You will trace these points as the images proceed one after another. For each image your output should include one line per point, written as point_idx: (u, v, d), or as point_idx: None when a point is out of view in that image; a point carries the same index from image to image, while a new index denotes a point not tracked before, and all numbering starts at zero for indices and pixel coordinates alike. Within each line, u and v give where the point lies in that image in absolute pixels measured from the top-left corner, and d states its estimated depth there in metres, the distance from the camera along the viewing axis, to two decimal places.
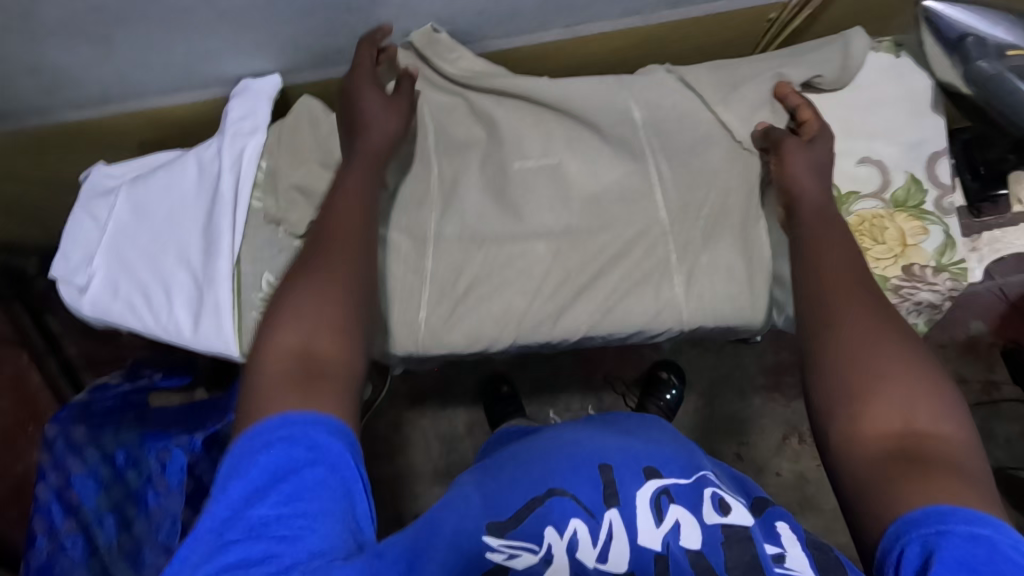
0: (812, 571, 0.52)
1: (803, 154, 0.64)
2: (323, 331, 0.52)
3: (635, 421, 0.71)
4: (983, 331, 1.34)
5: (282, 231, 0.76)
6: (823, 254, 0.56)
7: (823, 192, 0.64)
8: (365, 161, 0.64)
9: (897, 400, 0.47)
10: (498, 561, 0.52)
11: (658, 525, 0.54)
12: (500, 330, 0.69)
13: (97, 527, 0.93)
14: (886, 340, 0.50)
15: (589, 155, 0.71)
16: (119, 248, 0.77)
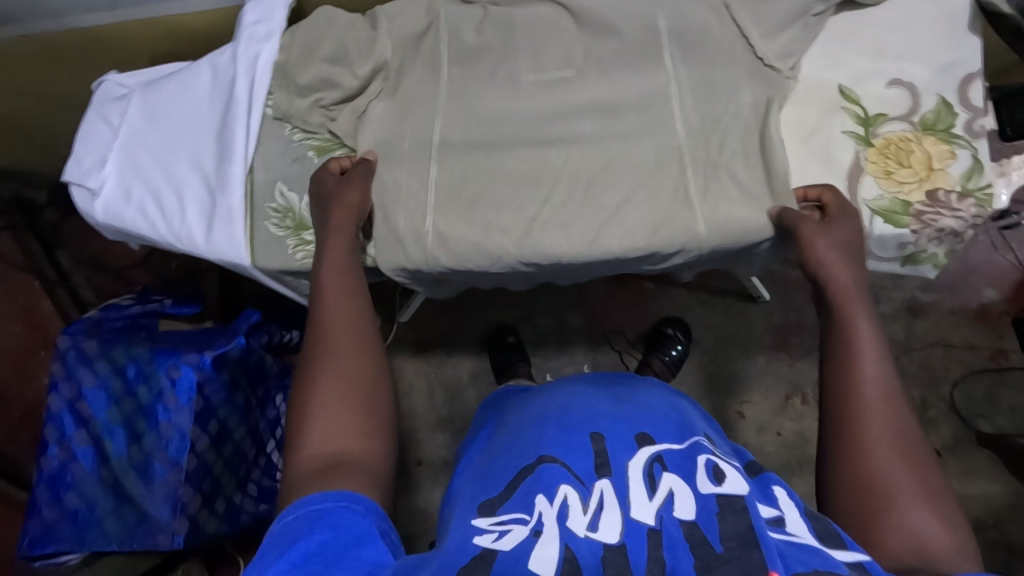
0: (815, 538, 0.45)
1: (822, 238, 0.60)
2: (336, 420, 0.50)
3: (632, 383, 0.68)
4: (995, 300, 1.33)
5: (290, 129, 0.75)
6: (843, 300, 0.55)
7: (857, 275, 0.58)
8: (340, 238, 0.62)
9: (896, 456, 0.48)
10: (486, 543, 0.48)
11: (652, 498, 0.49)
12: (508, 242, 0.67)
13: (108, 438, 0.95)
14: (895, 441, 0.48)
15: (610, 71, 0.70)
16: (134, 154, 0.77)
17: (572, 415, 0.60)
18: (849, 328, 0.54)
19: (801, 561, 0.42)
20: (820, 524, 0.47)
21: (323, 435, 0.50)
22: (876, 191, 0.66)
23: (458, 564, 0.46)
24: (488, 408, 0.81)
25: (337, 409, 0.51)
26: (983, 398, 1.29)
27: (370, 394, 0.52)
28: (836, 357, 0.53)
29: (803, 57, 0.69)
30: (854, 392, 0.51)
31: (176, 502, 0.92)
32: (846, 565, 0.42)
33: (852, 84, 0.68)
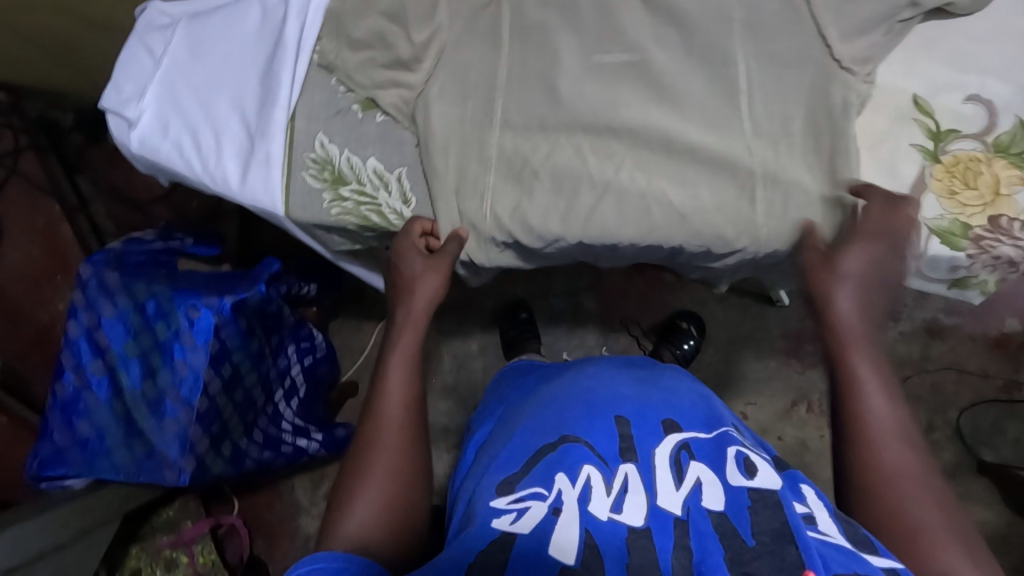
0: (845, 537, 0.46)
1: (848, 265, 0.59)
2: (372, 515, 0.52)
3: (656, 368, 0.69)
4: (1017, 330, 1.30)
5: (336, 80, 0.73)
6: (845, 344, 0.57)
7: (869, 313, 0.59)
8: (409, 333, 0.65)
9: (916, 489, 0.52)
10: (505, 527, 0.46)
11: (678, 489, 0.50)
12: (567, 228, 0.68)
13: (123, 371, 0.95)
14: (916, 474, 0.53)
15: (678, 52, 0.67)
16: (172, 87, 0.74)
17: (596, 398, 0.61)
18: (853, 370, 0.56)
19: (833, 557, 0.43)
20: (849, 527, 0.47)
21: (362, 517, 0.52)
22: (938, 210, 0.64)
23: (478, 547, 0.45)
24: (505, 382, 0.83)
25: (377, 507, 0.53)
26: (988, 426, 1.28)
27: (404, 502, 0.54)
28: (850, 398, 0.56)
29: (881, 62, 0.66)
30: (869, 430, 0.54)
31: (185, 440, 0.93)
32: (882, 570, 0.43)
33: (928, 95, 0.65)
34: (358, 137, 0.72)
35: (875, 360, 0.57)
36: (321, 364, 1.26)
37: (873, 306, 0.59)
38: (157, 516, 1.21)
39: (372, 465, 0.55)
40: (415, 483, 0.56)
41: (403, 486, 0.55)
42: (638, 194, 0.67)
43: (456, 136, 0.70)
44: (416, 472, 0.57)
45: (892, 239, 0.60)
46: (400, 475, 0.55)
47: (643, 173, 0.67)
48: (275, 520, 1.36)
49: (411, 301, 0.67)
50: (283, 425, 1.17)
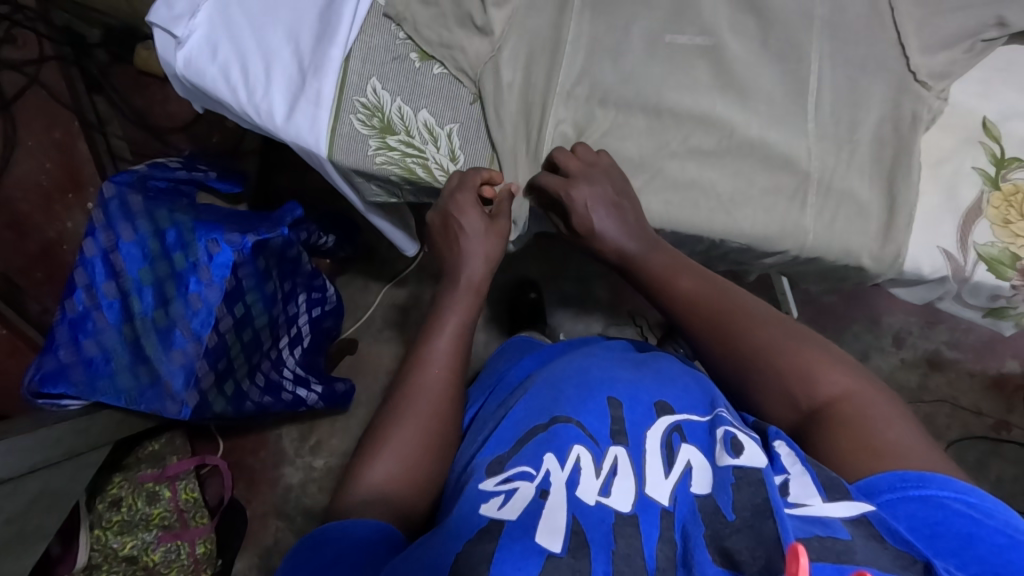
0: (817, 491, 0.42)
1: (582, 186, 0.62)
2: (402, 468, 0.52)
3: (654, 355, 0.66)
4: (1015, 371, 1.31)
5: (397, 28, 0.71)
6: (678, 276, 0.61)
7: (604, 217, 0.63)
8: (464, 298, 0.64)
9: (835, 375, 0.51)
10: (491, 513, 0.45)
11: (666, 476, 0.47)
12: None
13: (135, 297, 0.93)
14: (821, 359, 0.52)
15: (752, 42, 0.65)
16: (228, 10, 0.72)
17: (590, 378, 0.58)
18: (695, 295, 0.60)
19: (803, 530, 0.39)
20: (824, 474, 0.44)
21: (388, 470, 0.52)
22: (989, 237, 0.63)
23: (464, 536, 0.44)
24: (501, 359, 0.81)
25: (410, 460, 0.53)
26: (972, 462, 1.29)
27: (433, 457, 0.54)
28: (711, 320, 0.58)
29: (956, 80, 0.65)
30: (731, 350, 0.56)
31: (190, 373, 0.92)
32: (845, 525, 0.39)
33: (998, 119, 0.64)
34: (412, 86, 0.70)
35: (683, 281, 0.61)
36: (326, 318, 1.24)
37: (636, 226, 0.64)
38: (142, 448, 1.19)
39: (407, 418, 0.55)
40: (447, 443, 0.56)
41: (434, 441, 0.55)
42: (695, 183, 0.66)
43: (517, 104, 0.68)
44: (447, 437, 0.56)
45: (603, 177, 0.63)
46: (432, 435, 0.55)
47: (702, 168, 0.66)
48: (257, 465, 1.35)
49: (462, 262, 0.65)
50: (285, 371, 1.16)
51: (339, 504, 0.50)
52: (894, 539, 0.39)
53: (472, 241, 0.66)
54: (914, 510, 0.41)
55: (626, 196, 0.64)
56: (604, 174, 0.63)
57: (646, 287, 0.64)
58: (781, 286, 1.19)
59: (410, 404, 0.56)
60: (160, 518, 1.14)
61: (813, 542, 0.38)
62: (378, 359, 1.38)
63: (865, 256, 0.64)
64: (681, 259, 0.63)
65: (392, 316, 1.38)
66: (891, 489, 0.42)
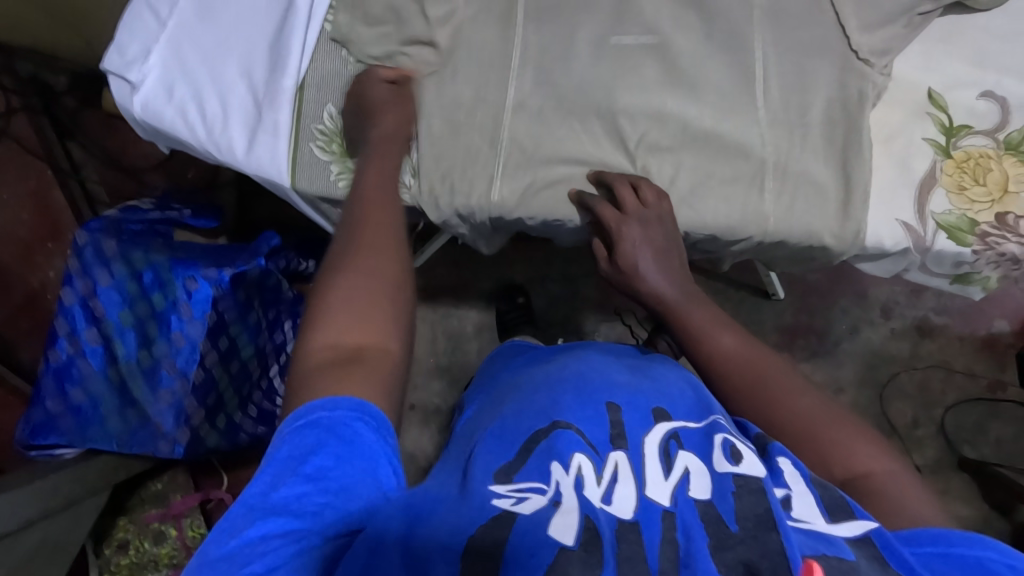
0: (822, 515, 0.43)
1: (634, 226, 0.63)
2: (357, 321, 0.48)
3: (649, 359, 0.67)
4: (1004, 331, 1.32)
5: (347, 53, 0.72)
6: (718, 332, 0.60)
7: (651, 267, 0.63)
8: (378, 162, 0.61)
9: (864, 452, 0.51)
10: (504, 507, 0.43)
11: (666, 477, 0.47)
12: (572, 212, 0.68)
13: (118, 341, 0.93)
14: (852, 435, 0.52)
15: (697, 39, 0.66)
16: (180, 50, 0.72)
17: (588, 383, 0.58)
18: (735, 351, 0.59)
19: (806, 543, 0.40)
20: (826, 494, 0.45)
21: (340, 319, 0.48)
22: (946, 205, 0.64)
23: (478, 522, 0.41)
24: (498, 360, 0.82)
25: (365, 302, 0.49)
26: (969, 423, 1.30)
27: (390, 298, 0.51)
28: (746, 377, 0.57)
29: (898, 55, 0.66)
30: (772, 411, 0.54)
31: (181, 412, 0.94)
32: (848, 545, 0.40)
33: (943, 90, 0.65)
34: None
35: (724, 336, 0.60)
36: None
37: (675, 276, 0.63)
38: (145, 488, 1.18)
39: (350, 259, 0.51)
40: (404, 267, 0.53)
41: (386, 277, 0.51)
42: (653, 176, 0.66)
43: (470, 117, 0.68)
44: (400, 275, 0.52)
45: (658, 219, 0.63)
46: (384, 267, 0.52)
47: (661, 163, 0.66)
48: None
49: (382, 123, 0.64)
50: (277, 401, 1.12)
51: (293, 384, 0.46)
52: (899, 566, 0.40)
53: (385, 103, 0.65)
54: (953, 568, 0.41)
55: (668, 248, 0.64)
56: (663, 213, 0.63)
57: (682, 339, 0.62)
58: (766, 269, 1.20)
59: (353, 245, 0.52)
60: (169, 557, 1.13)
61: (820, 559, 0.38)
62: None
63: (828, 235, 0.64)
64: (719, 315, 0.62)
65: None
66: (932, 541, 0.43)
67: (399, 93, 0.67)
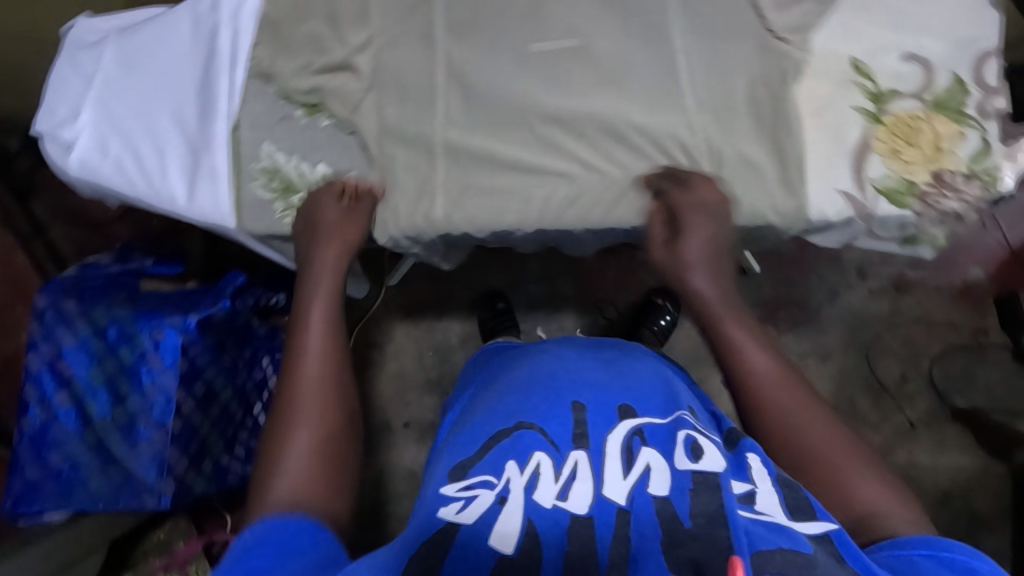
0: (782, 511, 0.45)
1: (698, 240, 0.63)
2: (307, 476, 0.52)
3: (625, 351, 0.66)
4: (979, 279, 1.33)
5: (275, 87, 0.71)
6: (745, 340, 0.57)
7: (717, 281, 0.62)
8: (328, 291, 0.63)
9: (870, 487, 0.49)
10: (449, 516, 0.47)
11: (624, 476, 0.48)
12: (517, 219, 0.67)
13: (90, 400, 0.93)
14: (858, 469, 0.51)
15: (617, 37, 0.67)
16: (109, 106, 0.72)
17: (556, 382, 0.58)
18: (763, 360, 0.56)
19: (762, 539, 0.42)
20: (790, 493, 0.47)
21: (290, 475, 0.52)
22: (882, 170, 0.64)
23: (421, 538, 0.45)
24: (479, 361, 0.81)
25: (312, 462, 0.53)
26: (957, 372, 1.30)
27: (336, 454, 0.55)
28: (761, 392, 0.55)
29: (818, 29, 0.67)
30: (782, 438, 0.53)
31: (162, 464, 0.92)
32: (809, 541, 0.42)
33: (867, 57, 0.66)
34: (305, 143, 0.71)
35: (754, 348, 0.57)
36: None
37: (724, 281, 0.62)
38: (150, 537, 1.18)
39: (300, 413, 0.55)
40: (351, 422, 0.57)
41: (334, 433, 0.55)
42: (590, 175, 0.67)
43: (401, 138, 0.68)
44: (347, 426, 0.56)
45: (713, 221, 0.63)
46: (331, 428, 0.55)
47: (599, 161, 0.67)
48: None
49: (330, 250, 0.65)
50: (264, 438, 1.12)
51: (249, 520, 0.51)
52: (855, 563, 0.42)
53: (331, 227, 0.66)
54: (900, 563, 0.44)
55: (726, 261, 0.64)
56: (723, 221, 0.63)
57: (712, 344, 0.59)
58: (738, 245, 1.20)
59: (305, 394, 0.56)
60: None
61: (776, 555, 0.41)
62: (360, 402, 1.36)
63: (772, 213, 0.65)
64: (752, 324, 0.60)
65: (367, 356, 1.35)
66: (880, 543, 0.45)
67: (352, 208, 0.67)
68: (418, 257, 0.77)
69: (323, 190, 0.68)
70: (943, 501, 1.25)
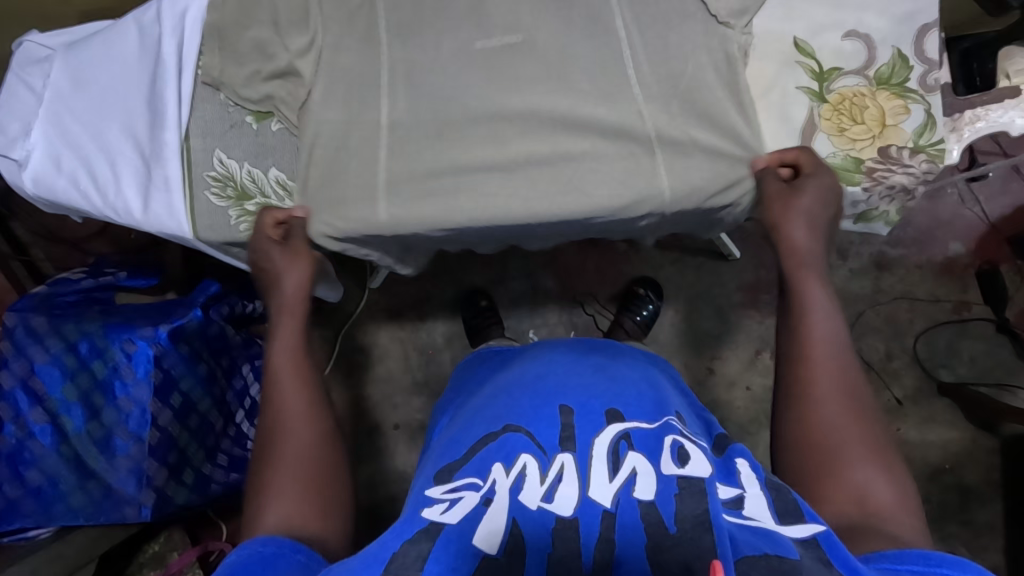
0: (772, 517, 0.44)
1: (809, 197, 0.59)
2: (298, 508, 0.51)
3: (611, 352, 0.65)
4: (961, 253, 1.29)
5: (224, 95, 0.71)
6: (815, 310, 0.55)
7: (814, 244, 0.58)
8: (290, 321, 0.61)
9: (876, 482, 0.48)
10: (434, 516, 0.47)
11: (611, 479, 0.47)
12: (470, 216, 0.66)
13: (65, 416, 0.93)
14: (868, 464, 0.49)
15: (557, 29, 0.67)
16: (61, 122, 0.72)
17: (544, 385, 0.57)
18: (822, 331, 0.54)
19: (750, 543, 0.41)
20: (779, 499, 0.47)
21: (280, 510, 0.50)
22: (829, 148, 0.65)
23: (403, 538, 0.45)
24: (470, 362, 0.80)
25: (304, 494, 0.52)
26: (943, 348, 1.27)
27: (329, 482, 0.54)
28: (799, 362, 0.53)
29: (759, 13, 0.66)
30: (808, 414, 0.51)
31: (141, 475, 0.93)
32: (795, 545, 0.41)
33: (809, 36, 0.66)
34: (257, 149, 0.71)
35: (825, 322, 0.54)
36: None
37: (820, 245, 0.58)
38: (144, 551, 1.19)
39: (281, 451, 0.54)
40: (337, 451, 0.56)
41: (321, 462, 0.54)
42: (541, 167, 0.66)
43: (346, 141, 0.68)
44: (332, 455, 0.56)
45: (824, 179, 0.60)
46: (317, 458, 0.54)
47: (549, 152, 0.66)
48: None
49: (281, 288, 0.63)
50: (248, 445, 1.14)
51: None
52: (843, 566, 0.40)
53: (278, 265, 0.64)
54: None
55: (821, 223, 0.59)
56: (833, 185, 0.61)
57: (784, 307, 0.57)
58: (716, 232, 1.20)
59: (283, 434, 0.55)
60: None
61: (760, 559, 0.39)
62: (346, 408, 1.35)
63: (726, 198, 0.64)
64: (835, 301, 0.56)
65: (353, 361, 1.35)
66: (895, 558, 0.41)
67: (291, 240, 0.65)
68: (374, 260, 0.78)
69: (266, 222, 0.66)
70: (932, 477, 1.24)
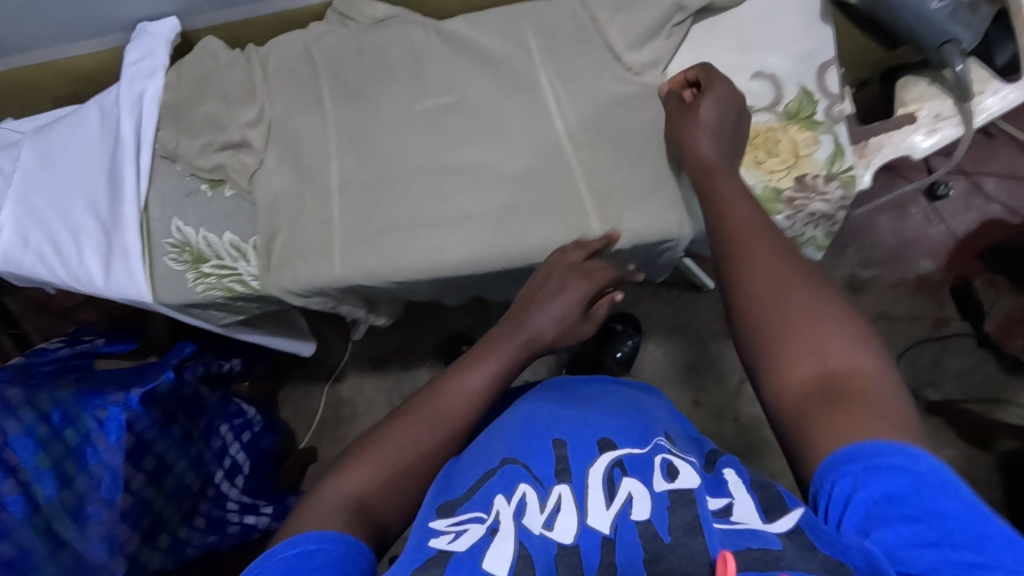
0: (762, 517, 0.40)
1: (709, 100, 0.62)
2: (374, 486, 0.48)
3: (584, 388, 0.64)
4: (933, 270, 1.30)
5: (180, 166, 0.76)
6: (729, 200, 0.54)
7: (716, 145, 0.60)
8: (513, 350, 0.58)
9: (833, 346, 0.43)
10: (442, 545, 0.43)
11: (608, 505, 0.44)
12: (419, 263, 0.69)
13: (39, 485, 0.88)
14: (827, 327, 0.44)
15: (489, 86, 0.72)
16: (27, 201, 0.76)
17: (537, 421, 0.55)
18: (734, 213, 0.53)
19: (733, 543, 0.38)
20: (766, 496, 0.42)
21: (357, 479, 0.48)
22: (749, 180, 0.68)
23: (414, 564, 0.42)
24: None
25: (386, 486, 0.49)
26: (927, 365, 1.27)
27: (411, 481, 0.50)
28: (727, 246, 0.52)
29: (671, 61, 0.72)
30: (747, 289, 0.48)
31: (114, 542, 0.91)
32: (779, 537, 0.37)
33: None
34: (210, 215, 0.75)
35: (741, 204, 0.54)
36: (260, 438, 1.25)
37: (726, 146, 0.60)
38: None
39: (400, 432, 0.52)
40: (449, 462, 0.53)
41: (418, 465, 0.51)
42: (483, 216, 0.69)
43: (298, 203, 0.72)
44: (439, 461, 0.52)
45: (726, 90, 0.63)
46: (420, 459, 0.51)
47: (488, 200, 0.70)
48: None
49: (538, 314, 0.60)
50: (227, 505, 1.13)
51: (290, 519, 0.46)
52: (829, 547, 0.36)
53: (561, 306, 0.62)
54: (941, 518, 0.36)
55: (727, 129, 0.62)
56: (730, 91, 0.63)
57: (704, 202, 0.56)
58: (684, 264, 1.23)
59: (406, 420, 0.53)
60: None
61: (743, 554, 0.36)
62: None
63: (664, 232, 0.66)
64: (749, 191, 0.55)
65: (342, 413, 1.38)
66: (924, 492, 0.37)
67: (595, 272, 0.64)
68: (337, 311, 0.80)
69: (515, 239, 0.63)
70: None
